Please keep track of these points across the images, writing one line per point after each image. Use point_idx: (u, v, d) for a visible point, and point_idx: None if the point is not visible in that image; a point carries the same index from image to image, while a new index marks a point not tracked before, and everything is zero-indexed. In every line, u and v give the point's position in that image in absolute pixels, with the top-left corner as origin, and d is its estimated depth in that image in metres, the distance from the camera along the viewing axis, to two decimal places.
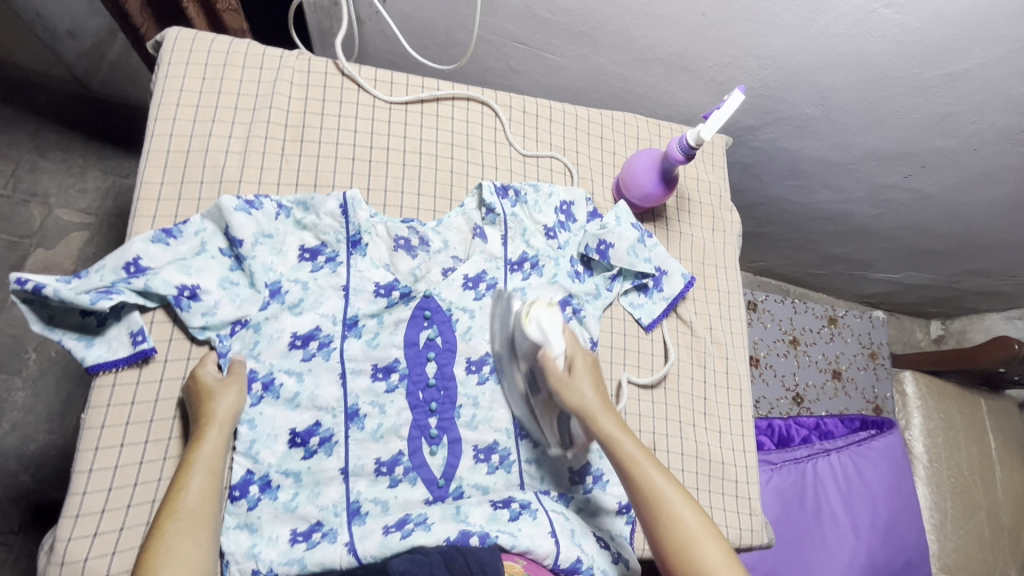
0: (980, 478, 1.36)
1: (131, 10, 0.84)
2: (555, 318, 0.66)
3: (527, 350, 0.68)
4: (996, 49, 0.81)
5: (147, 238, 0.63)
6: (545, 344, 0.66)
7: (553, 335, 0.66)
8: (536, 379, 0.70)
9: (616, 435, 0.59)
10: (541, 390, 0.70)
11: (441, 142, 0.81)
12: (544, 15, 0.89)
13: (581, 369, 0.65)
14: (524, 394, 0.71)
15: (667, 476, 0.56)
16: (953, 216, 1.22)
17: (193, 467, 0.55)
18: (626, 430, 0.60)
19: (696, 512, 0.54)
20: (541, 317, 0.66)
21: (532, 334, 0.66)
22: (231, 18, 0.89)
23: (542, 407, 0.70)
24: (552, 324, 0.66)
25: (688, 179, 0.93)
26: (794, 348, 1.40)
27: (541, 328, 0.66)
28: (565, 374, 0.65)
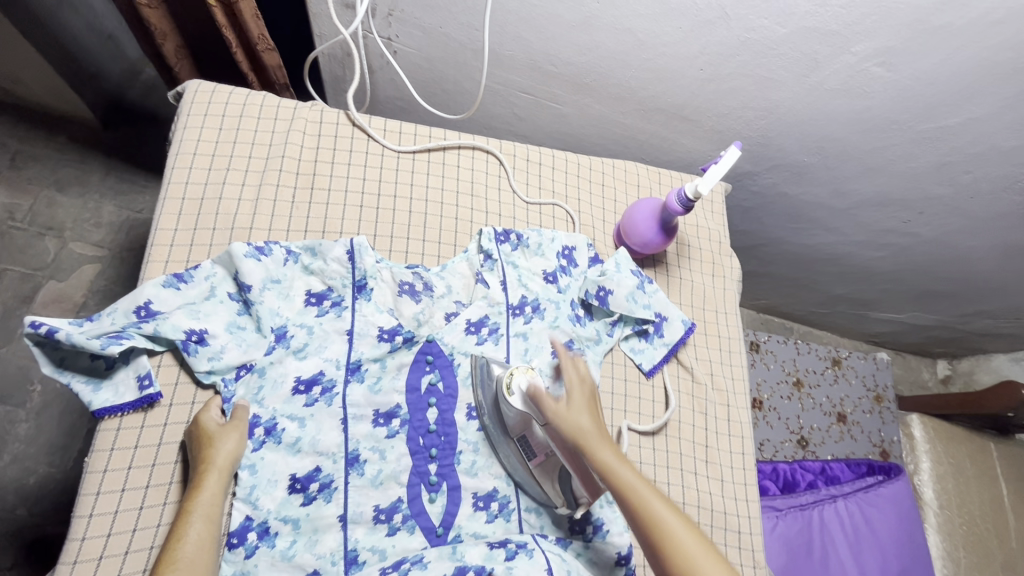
0: (993, 525, 1.33)
1: (165, 52, 0.89)
2: (535, 380, 0.68)
3: (515, 416, 0.68)
4: (986, 105, 0.84)
5: (159, 283, 0.65)
6: (532, 412, 0.66)
7: (538, 401, 0.66)
8: (530, 443, 0.68)
9: (617, 466, 0.56)
10: (537, 452, 0.68)
11: (447, 189, 0.84)
12: (549, 68, 0.92)
13: (575, 396, 0.61)
14: (521, 457, 0.69)
15: (655, 490, 0.55)
16: (954, 261, 1.22)
17: (191, 516, 0.56)
18: (622, 458, 0.58)
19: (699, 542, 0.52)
20: (523, 384, 0.68)
21: (517, 403, 0.67)
22: (269, 57, 0.89)
23: (542, 469, 0.68)
24: (533, 391, 0.66)
25: (687, 226, 0.95)
26: (797, 390, 1.39)
27: (523, 395, 0.67)
28: (558, 404, 0.61)
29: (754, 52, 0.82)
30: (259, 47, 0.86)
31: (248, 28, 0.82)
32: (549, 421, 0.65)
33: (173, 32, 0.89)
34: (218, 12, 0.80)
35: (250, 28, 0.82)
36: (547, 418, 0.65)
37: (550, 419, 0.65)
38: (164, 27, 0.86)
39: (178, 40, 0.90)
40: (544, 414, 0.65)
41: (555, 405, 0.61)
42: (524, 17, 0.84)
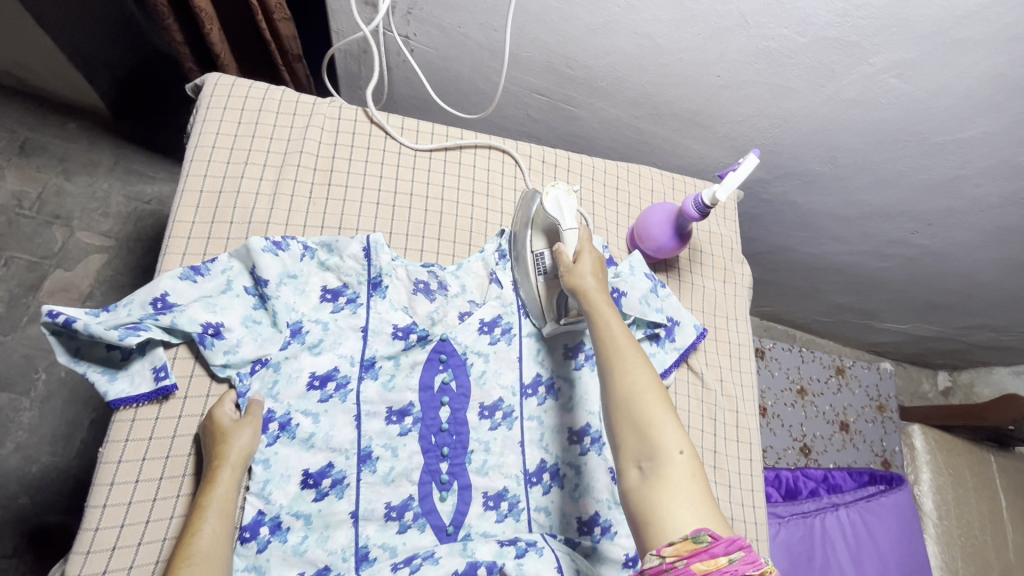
0: (992, 538, 1.33)
1: (212, 41, 0.86)
2: (573, 203, 0.72)
3: (547, 227, 0.75)
4: (1000, 120, 0.84)
5: (176, 275, 0.65)
6: (558, 219, 0.71)
7: (567, 213, 0.71)
8: (548, 258, 0.74)
9: (602, 309, 0.61)
10: (549, 267, 0.74)
11: (463, 189, 0.84)
12: (565, 71, 0.93)
13: (587, 260, 0.67)
14: (531, 270, 0.75)
15: (632, 344, 0.58)
16: (960, 274, 1.23)
17: (206, 511, 0.56)
18: (609, 305, 0.62)
19: (650, 377, 0.55)
20: (560, 197, 0.72)
21: (549, 207, 0.72)
22: (285, 26, 0.88)
23: (547, 286, 0.75)
24: (569, 204, 0.72)
25: (700, 233, 0.95)
26: (801, 398, 1.40)
27: (558, 204, 0.72)
28: (571, 263, 0.67)
29: (771, 61, 0.83)
30: (276, 15, 0.85)
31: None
32: (569, 230, 0.70)
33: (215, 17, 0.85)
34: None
35: None
36: (569, 228, 0.70)
37: (571, 229, 0.70)
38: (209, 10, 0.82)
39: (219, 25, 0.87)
40: (569, 223, 0.70)
41: (570, 264, 0.67)
42: (543, 19, 0.84)
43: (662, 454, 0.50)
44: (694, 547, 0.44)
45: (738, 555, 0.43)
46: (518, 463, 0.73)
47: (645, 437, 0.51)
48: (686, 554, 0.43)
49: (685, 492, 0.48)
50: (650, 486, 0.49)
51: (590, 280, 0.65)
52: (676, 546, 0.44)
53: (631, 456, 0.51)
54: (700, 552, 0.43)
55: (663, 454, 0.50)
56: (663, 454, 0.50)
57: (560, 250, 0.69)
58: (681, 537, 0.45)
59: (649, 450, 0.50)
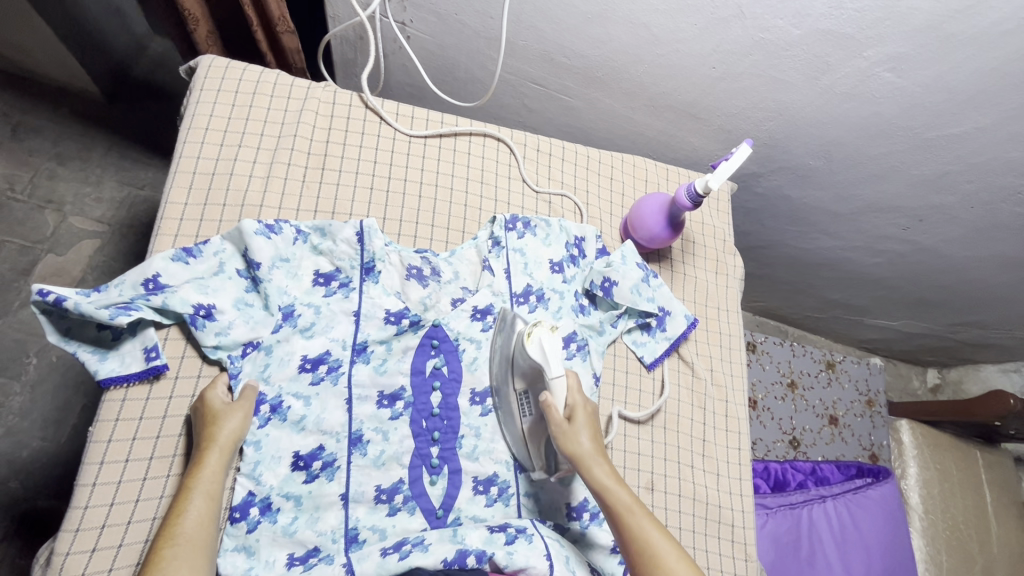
0: (975, 532, 1.35)
1: (197, 37, 0.88)
2: (557, 344, 0.66)
3: (528, 368, 0.69)
4: (991, 115, 0.85)
5: (168, 256, 0.65)
6: (543, 365, 0.65)
7: (553, 357, 0.65)
8: (532, 402, 0.70)
9: (610, 484, 0.62)
10: (535, 411, 0.70)
11: (457, 175, 0.84)
12: (562, 60, 0.93)
13: (581, 420, 0.66)
14: (515, 413, 0.71)
15: (655, 524, 0.59)
16: (950, 270, 1.24)
17: (192, 492, 0.56)
18: (616, 478, 0.63)
19: (683, 560, 0.56)
20: (543, 337, 0.66)
21: (532, 353, 0.66)
22: (289, 39, 0.89)
23: (532, 430, 0.70)
24: (553, 346, 0.66)
25: (693, 223, 0.96)
26: (791, 392, 1.41)
27: (540, 348, 0.66)
28: (564, 423, 0.65)
29: (767, 52, 0.83)
30: (279, 28, 0.86)
31: (269, 7, 0.83)
32: (556, 380, 0.65)
33: (204, 17, 0.87)
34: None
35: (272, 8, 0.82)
36: (555, 377, 0.65)
37: (558, 377, 0.65)
38: (196, 11, 0.84)
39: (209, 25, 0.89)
40: (555, 371, 0.65)
41: (563, 423, 0.65)
42: (540, 7, 0.84)
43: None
44: None
45: None
46: (508, 450, 0.73)
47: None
48: None
49: None
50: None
51: (587, 447, 0.64)
52: None
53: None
54: None
55: None
56: None
57: (549, 403, 0.65)
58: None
59: None
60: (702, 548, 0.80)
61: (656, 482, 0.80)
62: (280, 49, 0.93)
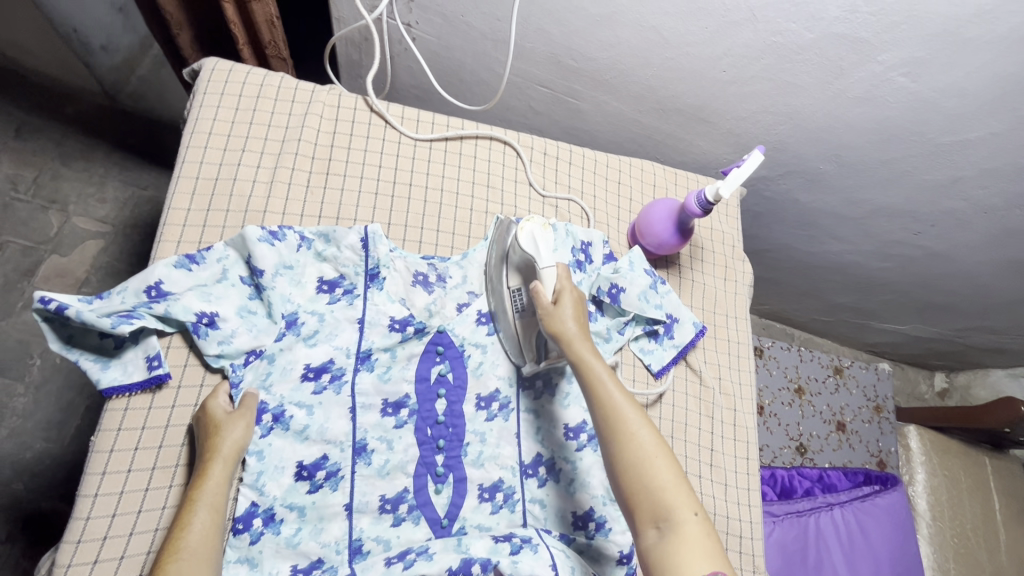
0: (983, 539, 1.33)
1: (179, 42, 0.89)
2: (548, 236, 0.71)
3: (521, 262, 0.73)
4: (1008, 121, 0.83)
5: (171, 263, 0.64)
6: (534, 255, 0.70)
7: (543, 248, 0.70)
8: (524, 295, 0.73)
9: (588, 358, 0.61)
10: (525, 304, 0.73)
11: (463, 180, 0.83)
12: (569, 63, 0.91)
13: (568, 303, 0.67)
14: (508, 308, 0.74)
15: (627, 397, 0.59)
16: (961, 276, 1.22)
17: (195, 504, 0.55)
18: (596, 353, 0.63)
19: (651, 432, 0.56)
20: (535, 230, 0.71)
21: (525, 243, 0.70)
22: (277, 64, 0.92)
23: (524, 324, 0.73)
24: (545, 239, 0.70)
25: (701, 229, 0.95)
26: (798, 397, 1.39)
27: (533, 239, 0.70)
28: (550, 304, 0.67)
29: (779, 56, 0.81)
30: (268, 52, 0.90)
31: (260, 34, 0.85)
32: (546, 269, 0.68)
33: (189, 22, 0.88)
34: (231, 9, 0.81)
35: (262, 33, 0.85)
36: (546, 265, 0.69)
37: (549, 267, 0.69)
38: (179, 16, 0.86)
39: (194, 31, 0.90)
40: (546, 261, 0.69)
41: (549, 305, 0.67)
42: (548, 9, 0.82)
43: (676, 513, 0.51)
44: None
45: None
46: (513, 455, 0.73)
47: (658, 498, 0.52)
48: None
49: (702, 550, 0.49)
50: (669, 545, 0.50)
51: (570, 326, 0.65)
52: None
53: (647, 516, 0.52)
54: None
55: (677, 515, 0.51)
56: (678, 514, 0.51)
57: (538, 289, 0.68)
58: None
59: (664, 510, 0.52)
60: None
61: None
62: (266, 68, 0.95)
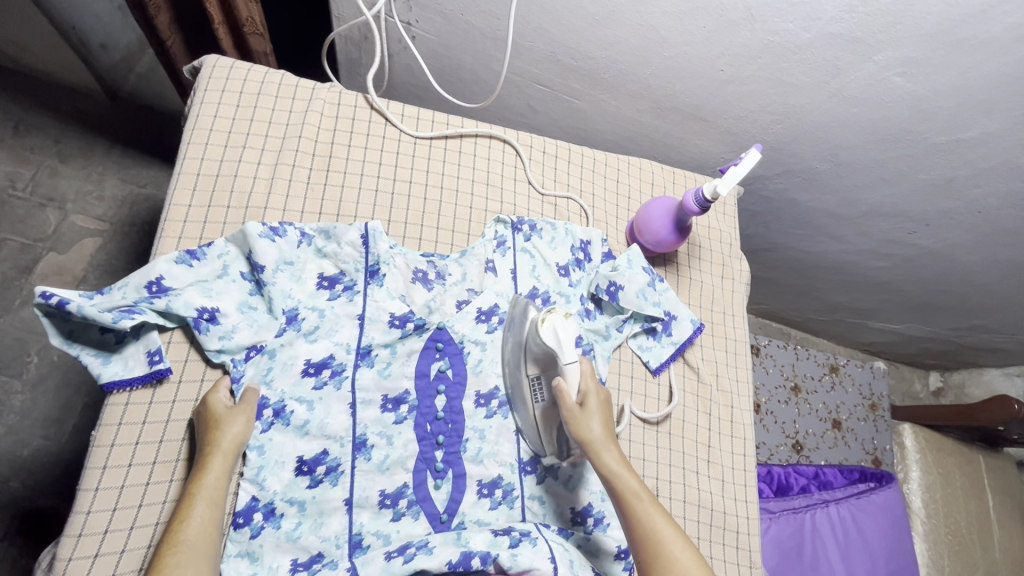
0: (978, 537, 1.35)
1: (157, 24, 0.87)
2: (570, 327, 0.68)
3: (540, 353, 0.69)
4: (1002, 120, 0.84)
5: (172, 259, 0.64)
6: (556, 350, 0.66)
7: (566, 343, 0.66)
8: (544, 388, 0.70)
9: (619, 471, 0.62)
10: (547, 397, 0.70)
11: (462, 178, 0.84)
12: (568, 62, 0.92)
13: (593, 406, 0.66)
14: (527, 399, 0.72)
15: (660, 511, 0.59)
16: (956, 274, 1.23)
17: (195, 499, 0.56)
18: (626, 464, 0.63)
19: (688, 549, 0.56)
20: (557, 323, 0.67)
21: (546, 337, 0.67)
22: (256, 40, 0.91)
23: (544, 417, 0.71)
24: (567, 332, 0.67)
25: (699, 227, 0.95)
26: (795, 396, 1.40)
27: (555, 333, 0.67)
28: (576, 406, 0.66)
29: (776, 56, 0.82)
30: (247, 29, 0.88)
31: (238, 9, 0.84)
32: (569, 365, 0.66)
33: (166, 4, 0.86)
34: None
35: (240, 9, 0.84)
36: (569, 362, 0.66)
37: (572, 363, 0.66)
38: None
39: (171, 14, 0.88)
40: (569, 357, 0.66)
41: (575, 407, 0.66)
42: (547, 8, 0.83)
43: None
44: None
45: None
46: (512, 452, 0.73)
47: None
48: None
49: None
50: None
51: (598, 431, 0.65)
52: None
53: None
54: None
55: None
56: None
57: (561, 388, 0.66)
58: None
59: None
60: (710, 556, 0.80)
61: (661, 488, 0.80)
62: (246, 51, 0.94)
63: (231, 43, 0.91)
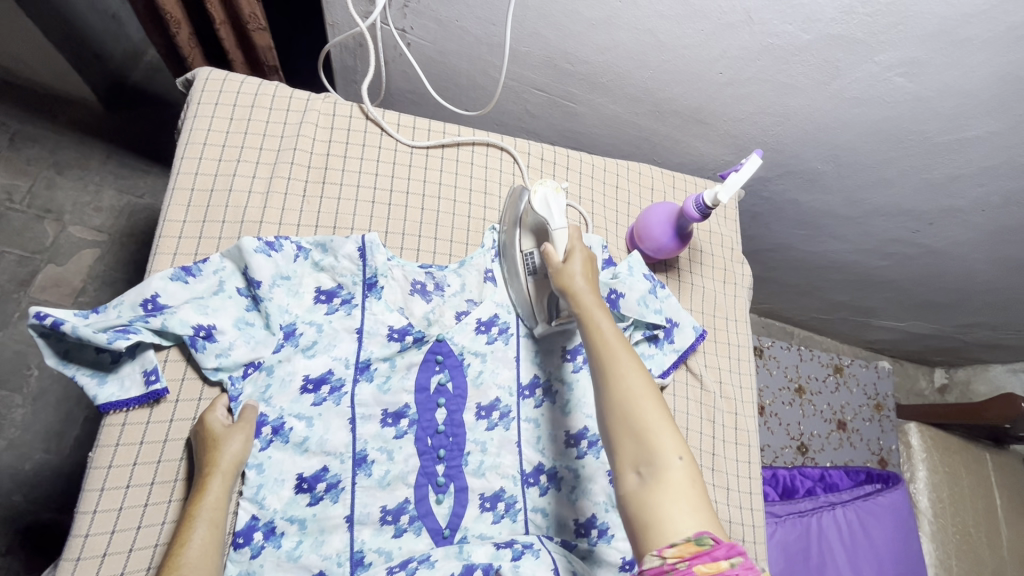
0: (986, 536, 1.34)
1: (179, 39, 0.87)
2: (560, 199, 0.71)
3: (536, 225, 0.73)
4: (1005, 120, 0.83)
5: (167, 276, 0.63)
6: (548, 218, 0.69)
7: (556, 212, 0.69)
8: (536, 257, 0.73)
9: (590, 309, 0.60)
10: (538, 264, 0.73)
11: (460, 186, 0.83)
12: (565, 66, 0.91)
13: (577, 260, 0.65)
14: (520, 271, 0.74)
15: (623, 343, 0.56)
16: (961, 273, 1.22)
17: (195, 520, 0.55)
18: (602, 306, 0.61)
19: (644, 380, 0.53)
20: (548, 194, 0.71)
21: (538, 205, 0.70)
22: (260, 36, 0.89)
23: (537, 285, 0.74)
24: (557, 201, 0.70)
25: (700, 232, 0.94)
26: (799, 397, 1.39)
27: (546, 203, 0.70)
28: (560, 263, 0.66)
29: (775, 58, 0.81)
30: (250, 25, 0.86)
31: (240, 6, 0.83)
32: (558, 230, 0.68)
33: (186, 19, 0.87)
34: None
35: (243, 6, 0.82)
36: (559, 227, 0.68)
37: (560, 228, 0.68)
38: (177, 13, 0.84)
39: (191, 28, 0.88)
40: (558, 223, 0.68)
41: (559, 264, 0.66)
42: (543, 13, 0.82)
43: (660, 458, 0.49)
44: (696, 550, 0.43)
45: (738, 559, 0.43)
46: (515, 464, 0.73)
47: (643, 441, 0.50)
48: (688, 556, 0.43)
49: (684, 499, 0.47)
50: (649, 491, 0.48)
51: (579, 281, 0.63)
52: (678, 548, 0.43)
53: (629, 459, 0.50)
54: (703, 555, 0.42)
55: (661, 460, 0.49)
56: (662, 459, 0.49)
57: (549, 250, 0.67)
58: (683, 540, 0.44)
59: (647, 455, 0.49)
60: None
61: None
62: (251, 47, 0.92)
63: (234, 43, 0.91)
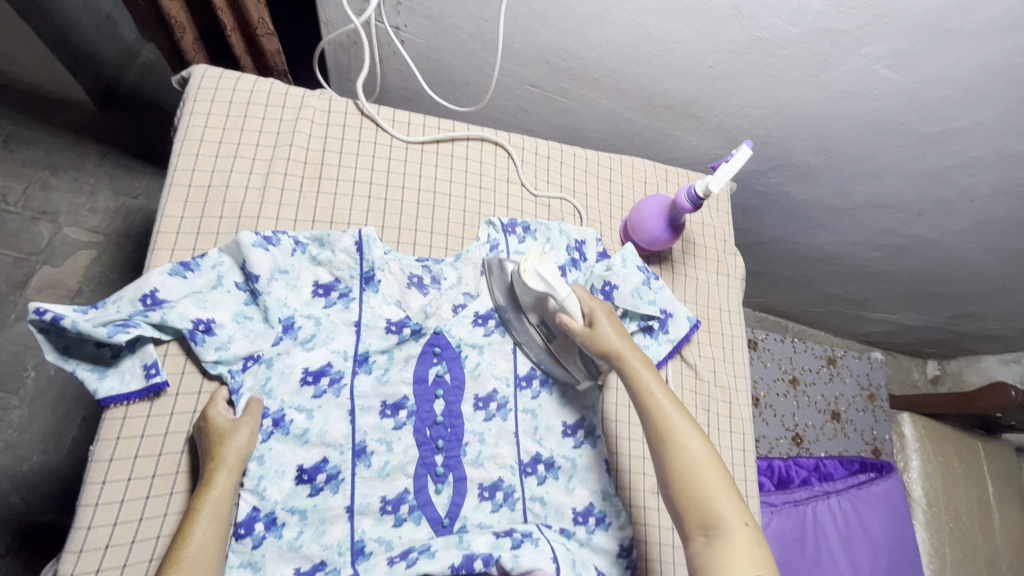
0: (978, 524, 1.35)
1: (184, 44, 0.87)
2: (550, 265, 0.68)
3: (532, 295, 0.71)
4: (990, 110, 0.85)
5: (165, 271, 0.64)
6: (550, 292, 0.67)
7: (555, 283, 0.67)
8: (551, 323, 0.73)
9: (637, 372, 0.63)
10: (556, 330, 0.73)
11: (456, 181, 0.84)
12: (557, 61, 0.92)
13: (603, 320, 0.67)
14: (541, 341, 0.74)
15: (678, 407, 0.60)
16: (951, 263, 1.24)
17: (199, 514, 0.56)
18: (648, 367, 0.64)
19: (702, 444, 0.57)
20: (538, 267, 0.68)
21: (533, 285, 0.67)
22: (269, 40, 0.89)
23: (563, 350, 0.74)
24: (551, 272, 0.67)
25: (693, 224, 0.96)
26: (793, 388, 1.41)
27: (541, 279, 0.67)
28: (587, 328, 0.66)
29: (764, 51, 0.82)
30: (258, 31, 0.86)
31: (248, 11, 0.83)
32: (567, 299, 0.67)
33: (191, 24, 0.87)
34: None
35: (252, 11, 0.83)
36: (565, 295, 0.67)
37: (568, 297, 0.67)
38: (182, 18, 0.84)
39: (196, 32, 0.89)
40: (564, 293, 0.67)
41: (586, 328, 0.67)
42: (535, 9, 0.83)
43: (726, 522, 0.53)
44: None
45: None
46: (512, 454, 0.73)
47: (708, 506, 0.54)
48: None
49: (751, 560, 0.51)
50: (717, 551, 0.52)
51: (614, 339, 0.65)
52: None
53: (696, 525, 0.54)
54: None
55: (726, 523, 0.53)
56: (727, 524, 0.53)
57: (566, 321, 0.67)
58: None
59: (713, 520, 0.53)
60: None
61: None
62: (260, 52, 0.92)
63: (242, 48, 0.92)
